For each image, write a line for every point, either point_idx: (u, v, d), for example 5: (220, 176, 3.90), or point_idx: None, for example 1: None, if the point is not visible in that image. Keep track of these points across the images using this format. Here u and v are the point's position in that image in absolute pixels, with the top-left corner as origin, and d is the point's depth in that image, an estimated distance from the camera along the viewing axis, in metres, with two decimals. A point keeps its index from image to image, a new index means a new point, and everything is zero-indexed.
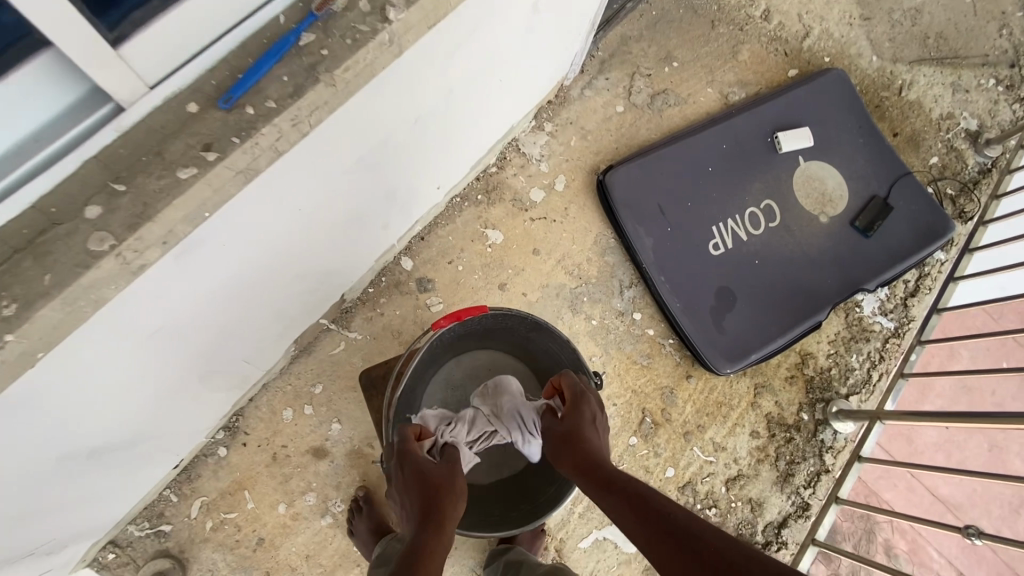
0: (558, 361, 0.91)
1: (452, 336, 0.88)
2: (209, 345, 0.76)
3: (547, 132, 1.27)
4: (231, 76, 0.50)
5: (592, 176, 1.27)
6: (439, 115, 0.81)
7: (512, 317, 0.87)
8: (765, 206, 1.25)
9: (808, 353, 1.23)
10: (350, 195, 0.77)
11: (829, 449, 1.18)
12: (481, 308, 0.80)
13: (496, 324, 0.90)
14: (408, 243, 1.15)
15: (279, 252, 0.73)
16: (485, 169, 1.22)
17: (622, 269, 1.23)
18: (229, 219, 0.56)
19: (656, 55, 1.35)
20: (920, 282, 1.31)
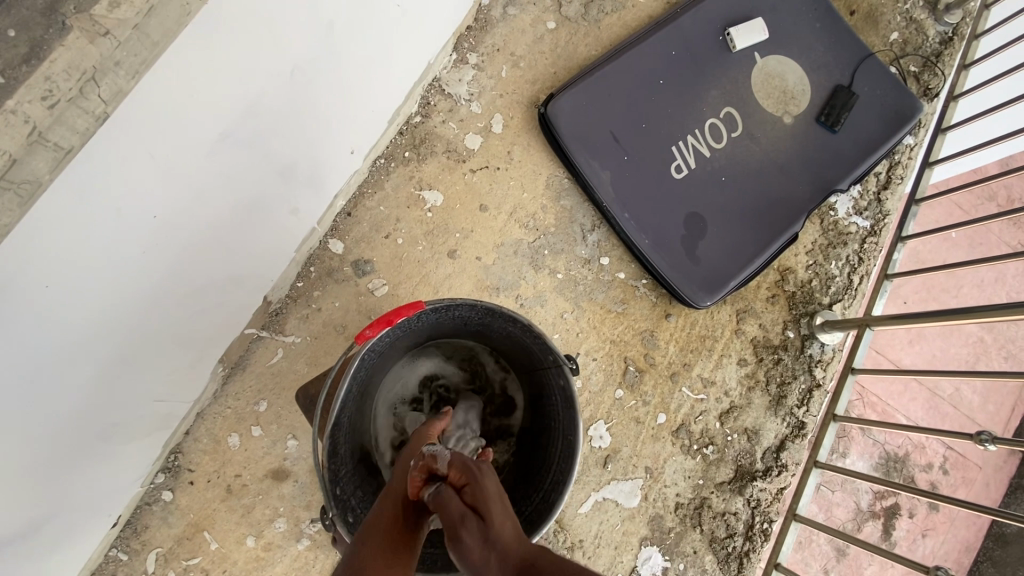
0: (522, 344, 0.80)
1: (392, 337, 0.75)
2: (93, 399, 0.62)
3: (472, 65, 1.09)
4: None
5: (531, 110, 1.11)
6: (316, 61, 0.64)
7: (461, 307, 0.74)
8: (725, 115, 1.12)
9: (787, 269, 1.17)
10: (225, 185, 0.61)
11: (818, 363, 1.13)
12: (415, 306, 0.68)
13: (445, 317, 0.78)
14: (334, 222, 0.99)
15: (148, 272, 0.58)
16: (408, 121, 1.04)
17: (581, 212, 1.11)
18: (30, 251, 0.41)
19: None
20: (891, 173, 1.23)
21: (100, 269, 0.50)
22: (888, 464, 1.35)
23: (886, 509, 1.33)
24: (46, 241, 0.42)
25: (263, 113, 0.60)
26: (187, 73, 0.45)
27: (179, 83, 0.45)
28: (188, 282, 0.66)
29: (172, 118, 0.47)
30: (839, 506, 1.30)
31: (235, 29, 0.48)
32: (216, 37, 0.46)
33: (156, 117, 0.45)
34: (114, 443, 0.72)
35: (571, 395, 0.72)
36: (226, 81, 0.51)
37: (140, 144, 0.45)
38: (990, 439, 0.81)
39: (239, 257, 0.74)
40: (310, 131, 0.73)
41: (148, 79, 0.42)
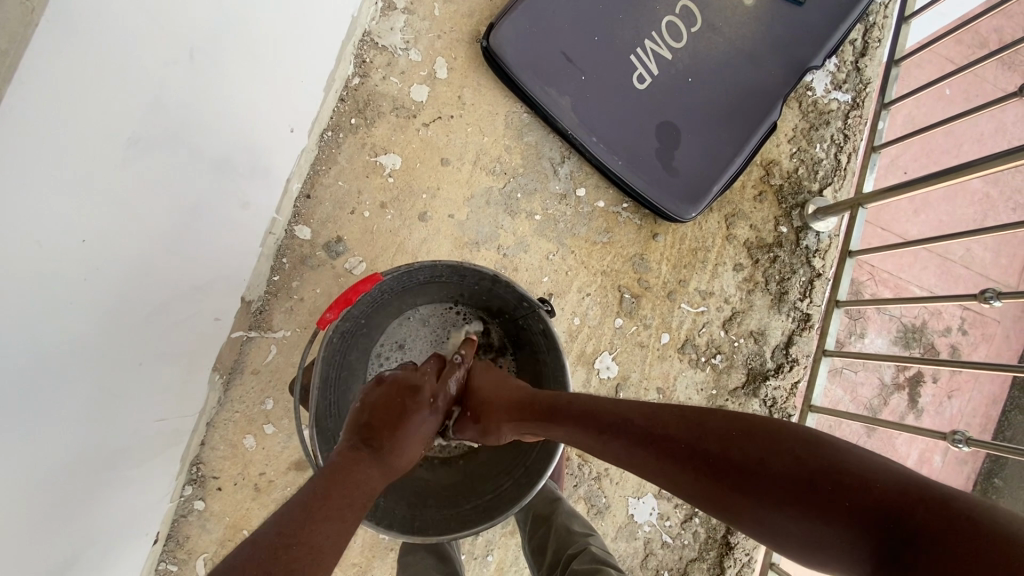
0: (496, 296, 0.78)
1: (362, 314, 0.74)
2: (89, 431, 0.62)
3: (401, 10, 1.01)
4: None
5: (474, 47, 1.03)
6: (212, 38, 0.58)
7: (424, 271, 0.73)
8: (680, 9, 1.04)
9: (771, 162, 1.12)
10: (153, 194, 0.58)
11: (816, 253, 1.10)
12: (370, 280, 0.67)
13: (413, 283, 0.76)
14: (295, 207, 0.95)
15: (102, 299, 0.57)
16: (347, 85, 0.98)
17: (547, 145, 1.06)
18: None
19: None
20: (868, 37, 1.16)
21: (46, 307, 0.49)
22: (907, 335, 1.35)
23: (909, 377, 1.33)
24: None
25: (172, 109, 0.56)
26: (56, 83, 0.42)
27: (55, 89, 0.42)
28: (150, 296, 0.65)
29: (63, 130, 0.44)
30: (862, 386, 1.31)
31: (96, 15, 0.43)
32: (79, 33, 0.42)
33: (40, 135, 0.42)
34: (128, 467, 0.73)
35: (552, 335, 0.73)
36: (110, 79, 0.47)
37: (33, 165, 0.43)
38: (994, 296, 0.79)
39: (197, 263, 0.72)
40: (233, 117, 0.68)
41: (14, 96, 0.39)
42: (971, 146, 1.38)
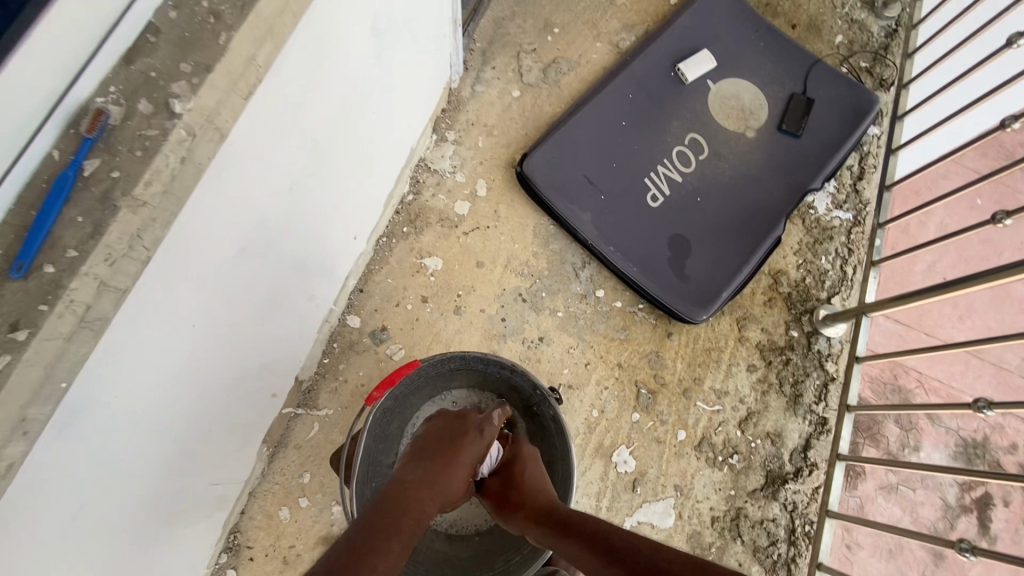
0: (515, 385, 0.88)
1: (404, 396, 0.85)
2: (156, 487, 0.71)
3: (452, 141, 1.22)
4: (19, 238, 0.39)
5: (510, 170, 1.22)
6: (315, 172, 0.77)
7: (454, 360, 0.84)
8: (690, 141, 1.24)
9: (778, 271, 1.21)
10: (249, 289, 0.73)
11: (828, 357, 1.16)
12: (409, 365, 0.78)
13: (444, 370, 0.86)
14: (348, 299, 1.10)
15: (195, 372, 0.69)
16: (402, 200, 1.17)
17: (571, 252, 1.19)
18: (109, 372, 0.53)
19: (535, 28, 1.33)
20: (864, 163, 1.29)
21: (157, 377, 0.61)
22: (968, 451, 1.29)
23: (977, 499, 1.24)
24: (116, 366, 0.53)
25: (273, 226, 0.73)
26: (213, 209, 0.57)
27: (215, 211, 0.58)
28: (229, 370, 0.77)
29: (208, 242, 0.59)
30: (923, 506, 1.24)
31: (251, 161, 0.60)
32: (235, 176, 0.59)
33: (197, 244, 0.57)
34: (175, 527, 0.80)
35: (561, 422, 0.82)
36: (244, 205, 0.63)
37: (185, 266, 0.57)
38: (986, 406, 0.80)
39: (269, 344, 0.85)
40: (313, 231, 0.85)
41: (190, 216, 0.54)
42: (1011, 252, 1.42)
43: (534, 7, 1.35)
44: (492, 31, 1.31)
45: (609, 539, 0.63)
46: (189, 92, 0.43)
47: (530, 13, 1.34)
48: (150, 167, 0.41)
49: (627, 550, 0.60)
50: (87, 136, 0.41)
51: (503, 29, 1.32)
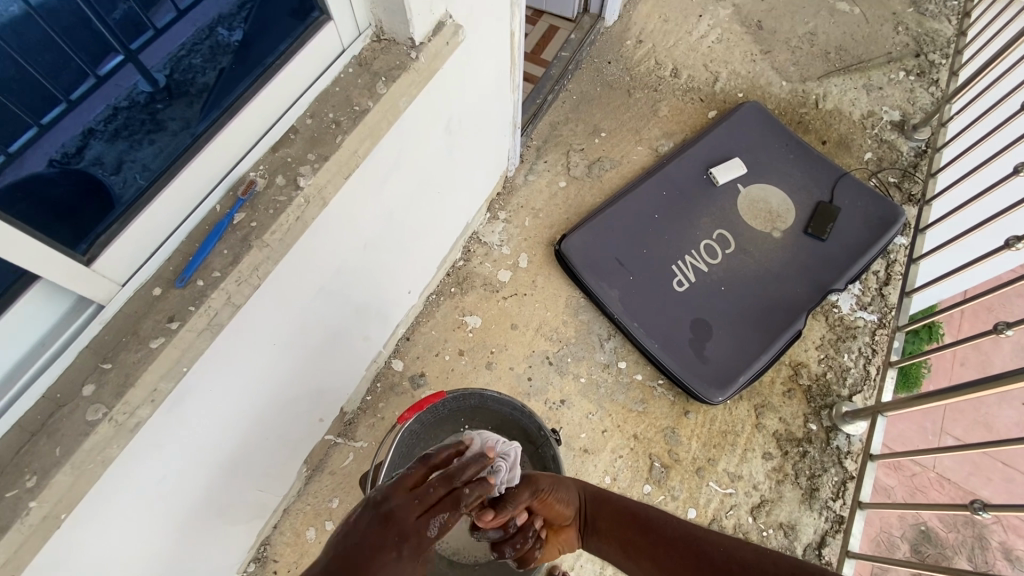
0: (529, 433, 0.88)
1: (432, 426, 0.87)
2: (220, 483, 0.82)
3: (502, 220, 1.41)
4: (185, 259, 0.56)
5: (550, 247, 1.38)
6: (387, 234, 0.95)
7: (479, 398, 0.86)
8: (717, 235, 1.36)
9: (799, 363, 1.26)
10: (322, 322, 0.88)
11: (847, 454, 1.16)
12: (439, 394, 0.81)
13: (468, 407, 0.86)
14: (395, 345, 1.25)
15: (269, 384, 0.82)
16: (453, 265, 1.34)
17: (598, 324, 1.30)
18: (215, 368, 0.66)
19: (585, 131, 1.55)
20: (889, 270, 1.36)
21: (244, 382, 0.75)
22: None
23: None
24: (220, 365, 0.67)
25: (350, 273, 0.89)
26: (311, 253, 0.74)
27: (312, 255, 0.75)
28: (294, 390, 0.91)
29: (302, 277, 0.75)
30: None
31: (343, 219, 0.77)
32: (331, 230, 0.76)
33: (294, 277, 0.73)
34: (224, 526, 0.90)
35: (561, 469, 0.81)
36: (332, 253, 0.80)
37: (283, 293, 0.73)
38: (981, 507, 0.74)
39: (327, 373, 1.00)
40: (378, 283, 1.02)
41: (295, 257, 0.71)
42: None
43: (585, 114, 1.58)
44: (547, 132, 1.55)
45: (646, 515, 0.65)
46: (312, 172, 0.60)
47: (582, 119, 1.57)
48: (277, 220, 0.57)
49: (662, 525, 0.63)
50: (241, 197, 0.58)
51: (557, 130, 1.55)
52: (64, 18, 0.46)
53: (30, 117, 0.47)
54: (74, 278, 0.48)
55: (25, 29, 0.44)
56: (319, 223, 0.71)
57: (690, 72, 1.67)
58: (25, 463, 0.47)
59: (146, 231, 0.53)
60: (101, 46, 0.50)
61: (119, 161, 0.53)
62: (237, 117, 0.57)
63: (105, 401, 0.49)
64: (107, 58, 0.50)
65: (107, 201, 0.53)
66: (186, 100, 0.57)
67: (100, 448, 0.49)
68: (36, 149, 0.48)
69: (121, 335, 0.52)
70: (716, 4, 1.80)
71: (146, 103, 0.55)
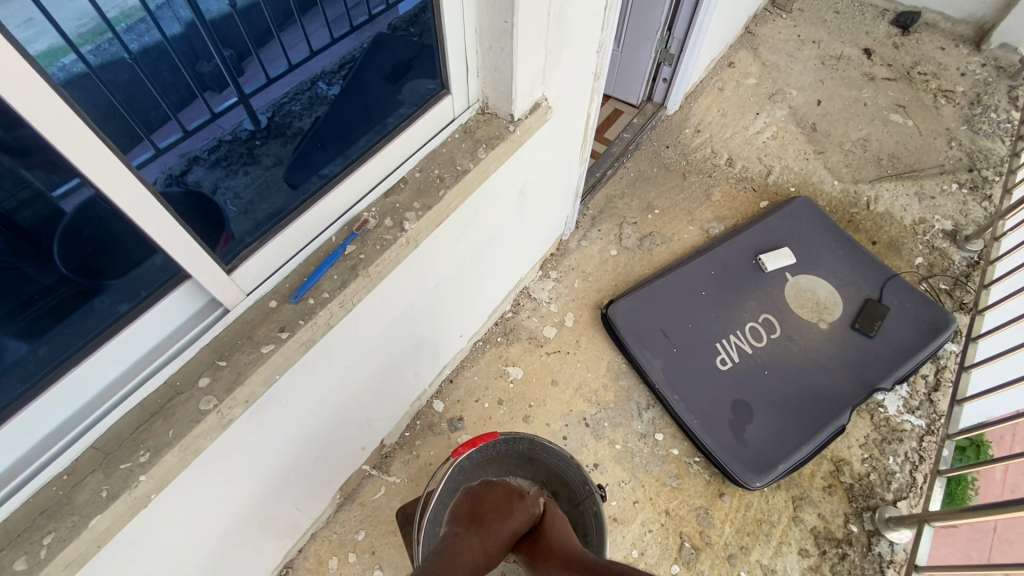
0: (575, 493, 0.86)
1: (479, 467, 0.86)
2: (269, 494, 0.86)
3: (553, 279, 1.48)
4: (299, 280, 0.63)
5: (596, 311, 1.43)
6: (456, 279, 1.02)
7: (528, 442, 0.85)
8: (763, 319, 1.39)
9: (841, 460, 1.23)
10: (387, 353, 0.94)
11: (890, 564, 1.11)
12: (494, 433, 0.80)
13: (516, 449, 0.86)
14: (439, 386, 1.29)
15: (333, 404, 0.88)
16: (503, 316, 1.40)
17: (637, 392, 1.31)
18: (298, 380, 0.73)
19: (639, 206, 1.64)
20: (939, 375, 1.34)
21: (315, 398, 0.80)
22: None
23: None
24: (303, 378, 0.73)
25: (419, 311, 0.96)
26: (395, 288, 0.82)
27: (395, 289, 0.82)
28: (349, 414, 0.95)
29: (383, 307, 0.82)
30: None
31: (425, 260, 0.85)
32: (414, 269, 0.84)
33: (377, 307, 0.80)
34: (261, 540, 0.92)
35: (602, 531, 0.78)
36: (411, 290, 0.87)
37: (365, 321, 0.80)
38: None
39: (378, 404, 1.03)
40: (439, 325, 1.08)
41: (382, 288, 0.78)
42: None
43: (640, 191, 1.68)
44: (603, 203, 1.64)
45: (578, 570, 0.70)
46: (415, 218, 0.68)
47: (637, 195, 1.67)
48: (381, 255, 0.65)
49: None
50: (355, 231, 0.67)
51: (613, 203, 1.64)
52: (192, 49, 0.49)
53: (145, 139, 0.48)
54: (215, 283, 0.56)
55: (148, 59, 0.46)
56: (408, 261, 0.79)
57: (744, 163, 1.76)
58: (142, 441, 0.52)
59: (275, 251, 0.61)
60: (207, 82, 0.52)
61: (214, 186, 0.56)
62: (364, 165, 0.67)
63: (217, 394, 0.55)
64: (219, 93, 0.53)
65: (214, 217, 0.57)
66: (281, 139, 0.62)
67: (203, 436, 0.55)
68: (146, 169, 0.48)
69: (237, 338, 0.59)
70: (772, 104, 1.92)
71: (246, 139, 0.58)
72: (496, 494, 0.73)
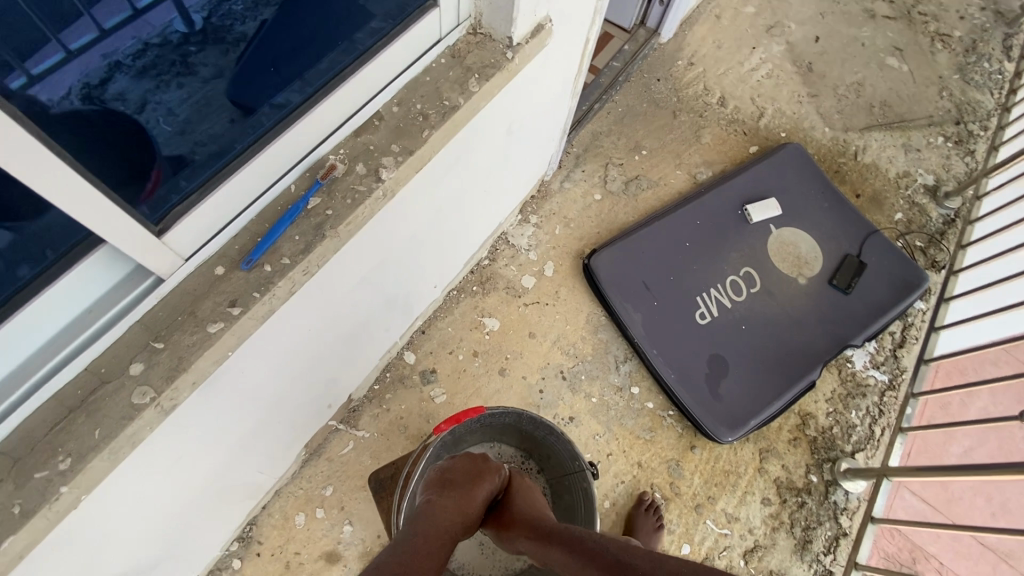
0: (562, 465, 0.85)
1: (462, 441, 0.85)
2: (227, 463, 0.78)
3: (533, 224, 1.38)
4: (252, 241, 0.52)
5: (576, 260, 1.35)
6: (432, 228, 0.91)
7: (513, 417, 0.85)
8: (745, 273, 1.35)
9: (808, 414, 1.26)
10: (355, 311, 0.84)
11: (843, 510, 1.18)
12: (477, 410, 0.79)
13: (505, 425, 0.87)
14: (410, 337, 1.21)
15: (295, 368, 0.78)
16: (479, 263, 1.31)
17: (616, 345, 1.28)
18: (253, 350, 0.62)
19: (626, 146, 1.53)
20: (906, 333, 1.37)
21: (274, 366, 0.71)
22: None
23: None
24: (260, 347, 0.63)
25: (391, 265, 0.85)
26: (365, 242, 0.70)
27: (366, 243, 0.71)
28: (313, 376, 0.86)
29: (351, 264, 0.71)
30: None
31: (399, 210, 0.73)
32: (387, 220, 0.72)
33: (345, 265, 0.69)
34: (219, 506, 0.85)
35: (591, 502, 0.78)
36: (383, 243, 0.76)
37: (331, 281, 0.69)
38: None
39: (346, 362, 0.95)
40: (412, 277, 0.98)
41: (351, 245, 0.67)
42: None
43: (628, 129, 1.56)
44: (589, 140, 1.52)
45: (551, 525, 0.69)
46: (395, 165, 0.56)
47: (624, 133, 1.55)
48: (354, 212, 0.54)
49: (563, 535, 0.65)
50: (319, 180, 0.54)
51: (598, 140, 1.52)
52: None
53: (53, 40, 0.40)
54: (139, 247, 0.43)
55: None
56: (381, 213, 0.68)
57: (737, 103, 1.66)
58: (60, 444, 0.42)
59: (219, 205, 0.49)
60: None
61: (143, 100, 0.46)
62: (329, 97, 0.53)
63: (154, 385, 0.45)
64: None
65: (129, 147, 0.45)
66: (222, 47, 0.51)
67: (141, 432, 0.45)
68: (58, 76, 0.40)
69: (176, 314, 0.48)
70: (770, 38, 1.79)
71: (178, 44, 0.48)
72: (463, 466, 0.72)
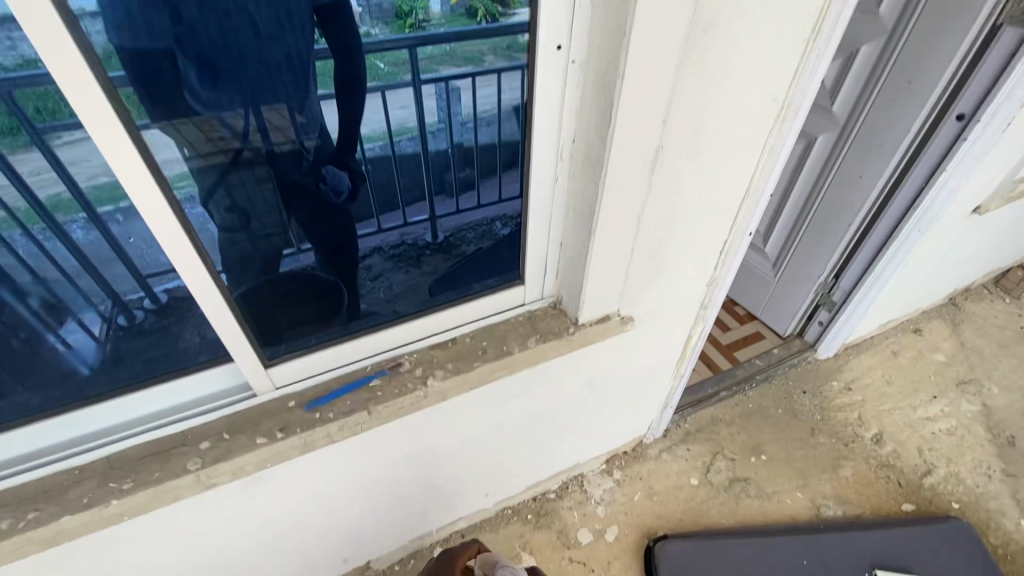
0: None
1: None
2: (236, 561, 0.89)
3: (614, 479, 1.36)
4: (322, 391, 0.73)
5: (643, 538, 1.25)
6: (492, 440, 1.01)
7: None
8: None
9: None
10: (395, 482, 0.95)
11: None
12: None
13: None
14: (450, 535, 1.23)
15: (324, 508, 0.90)
16: (545, 494, 1.31)
17: None
18: (295, 471, 0.78)
19: (745, 443, 1.45)
20: None
21: (306, 495, 0.84)
22: None
23: None
24: (300, 471, 0.79)
25: (440, 456, 0.96)
26: (416, 426, 0.84)
27: (417, 429, 0.85)
28: (339, 523, 0.96)
29: (399, 439, 0.85)
30: None
31: (456, 413, 0.88)
32: (442, 417, 0.86)
33: (393, 438, 0.84)
34: None
35: None
36: (436, 434, 0.89)
37: (377, 446, 0.83)
38: None
39: (374, 526, 1.03)
40: (462, 476, 1.06)
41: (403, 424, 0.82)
42: None
43: (753, 427, 1.49)
44: (705, 421, 1.50)
45: None
46: (443, 379, 0.74)
47: (747, 429, 1.48)
48: (395, 399, 0.72)
49: None
50: (386, 369, 0.75)
51: (715, 425, 1.49)
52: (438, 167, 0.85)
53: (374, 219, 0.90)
54: (249, 369, 0.68)
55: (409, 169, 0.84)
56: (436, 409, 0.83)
57: (898, 446, 1.45)
58: (135, 470, 0.64)
59: (312, 362, 0.72)
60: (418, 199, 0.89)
61: (380, 273, 0.90)
62: (417, 319, 0.76)
63: (204, 459, 0.65)
64: (415, 208, 0.90)
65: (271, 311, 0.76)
66: (445, 254, 0.89)
67: (178, 488, 0.64)
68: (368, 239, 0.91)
69: (247, 420, 0.69)
70: (960, 393, 1.59)
71: (418, 248, 0.91)
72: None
